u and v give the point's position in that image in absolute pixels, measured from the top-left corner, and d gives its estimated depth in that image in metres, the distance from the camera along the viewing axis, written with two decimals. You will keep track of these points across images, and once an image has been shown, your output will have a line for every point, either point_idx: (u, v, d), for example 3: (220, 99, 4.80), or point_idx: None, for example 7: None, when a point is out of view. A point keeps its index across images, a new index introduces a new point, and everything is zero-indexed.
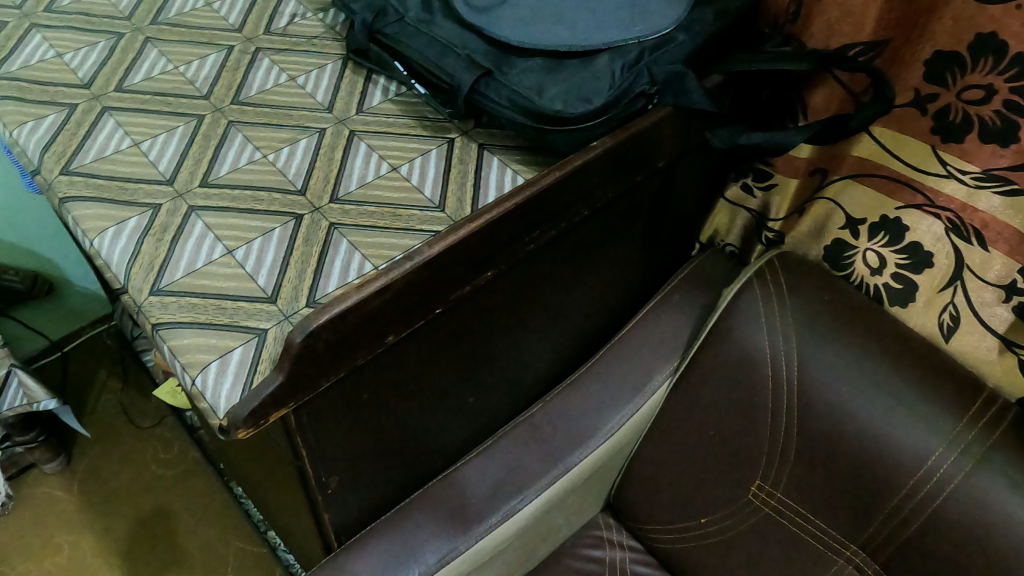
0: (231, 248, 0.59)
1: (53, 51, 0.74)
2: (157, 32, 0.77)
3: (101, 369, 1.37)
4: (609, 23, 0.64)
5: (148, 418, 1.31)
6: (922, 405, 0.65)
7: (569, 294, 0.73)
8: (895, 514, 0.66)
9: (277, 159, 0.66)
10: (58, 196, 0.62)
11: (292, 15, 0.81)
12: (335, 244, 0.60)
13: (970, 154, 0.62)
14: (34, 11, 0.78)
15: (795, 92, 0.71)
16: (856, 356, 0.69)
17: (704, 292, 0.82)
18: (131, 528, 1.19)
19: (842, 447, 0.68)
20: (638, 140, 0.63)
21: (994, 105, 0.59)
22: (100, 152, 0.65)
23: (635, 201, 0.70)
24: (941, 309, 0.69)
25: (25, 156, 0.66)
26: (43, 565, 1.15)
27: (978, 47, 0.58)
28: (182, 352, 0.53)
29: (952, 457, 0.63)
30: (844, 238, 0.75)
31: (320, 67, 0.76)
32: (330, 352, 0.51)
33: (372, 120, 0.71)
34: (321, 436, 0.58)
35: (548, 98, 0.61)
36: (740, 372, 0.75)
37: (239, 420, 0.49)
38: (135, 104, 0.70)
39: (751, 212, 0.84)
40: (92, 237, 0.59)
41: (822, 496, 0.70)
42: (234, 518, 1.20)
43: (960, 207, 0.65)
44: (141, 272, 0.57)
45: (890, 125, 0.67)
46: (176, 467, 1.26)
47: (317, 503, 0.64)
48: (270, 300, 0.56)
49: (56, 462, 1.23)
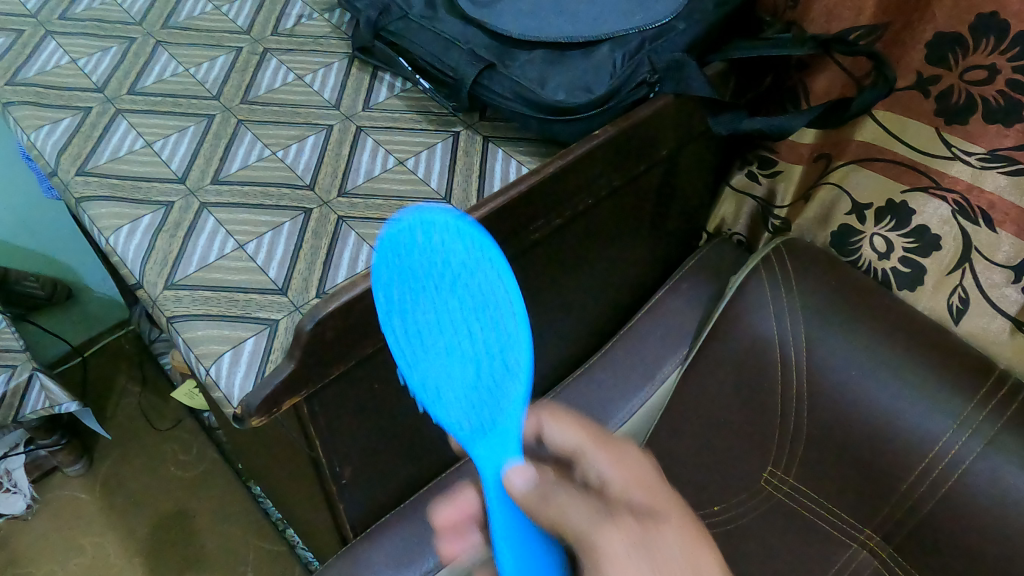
0: (242, 243, 0.60)
1: (68, 56, 0.76)
2: (168, 36, 0.79)
3: (120, 372, 1.39)
4: (609, 13, 0.65)
5: (167, 419, 1.33)
6: (932, 387, 0.65)
7: (575, 286, 0.74)
8: (908, 496, 0.66)
9: (285, 156, 0.68)
10: (73, 197, 0.64)
11: (298, 16, 0.83)
12: (343, 236, 0.61)
13: (974, 135, 0.62)
14: (48, 19, 0.80)
15: (797, 78, 0.71)
16: (864, 339, 0.69)
17: (712, 281, 0.82)
18: (153, 528, 1.21)
19: (854, 430, 0.69)
20: (642, 128, 0.63)
21: (997, 85, 0.58)
22: (114, 152, 0.67)
23: (640, 189, 0.71)
24: (950, 292, 0.70)
25: (42, 159, 0.67)
26: (69, 566, 1.17)
27: (979, 28, 0.58)
28: (196, 344, 0.54)
29: (963, 438, 0.63)
30: (851, 223, 0.76)
31: (326, 66, 0.77)
32: (339, 339, 0.52)
33: (378, 116, 0.72)
34: (334, 426, 0.59)
35: (551, 89, 0.62)
36: (749, 359, 0.75)
37: (252, 408, 0.50)
38: (147, 107, 0.71)
39: (757, 200, 0.84)
40: (107, 235, 0.61)
41: (834, 480, 0.71)
42: (253, 518, 1.22)
43: (966, 188, 0.65)
44: (155, 268, 0.59)
45: (894, 109, 0.67)
46: (194, 468, 1.28)
47: (332, 493, 0.65)
48: (280, 292, 0.57)
49: (78, 465, 1.25)
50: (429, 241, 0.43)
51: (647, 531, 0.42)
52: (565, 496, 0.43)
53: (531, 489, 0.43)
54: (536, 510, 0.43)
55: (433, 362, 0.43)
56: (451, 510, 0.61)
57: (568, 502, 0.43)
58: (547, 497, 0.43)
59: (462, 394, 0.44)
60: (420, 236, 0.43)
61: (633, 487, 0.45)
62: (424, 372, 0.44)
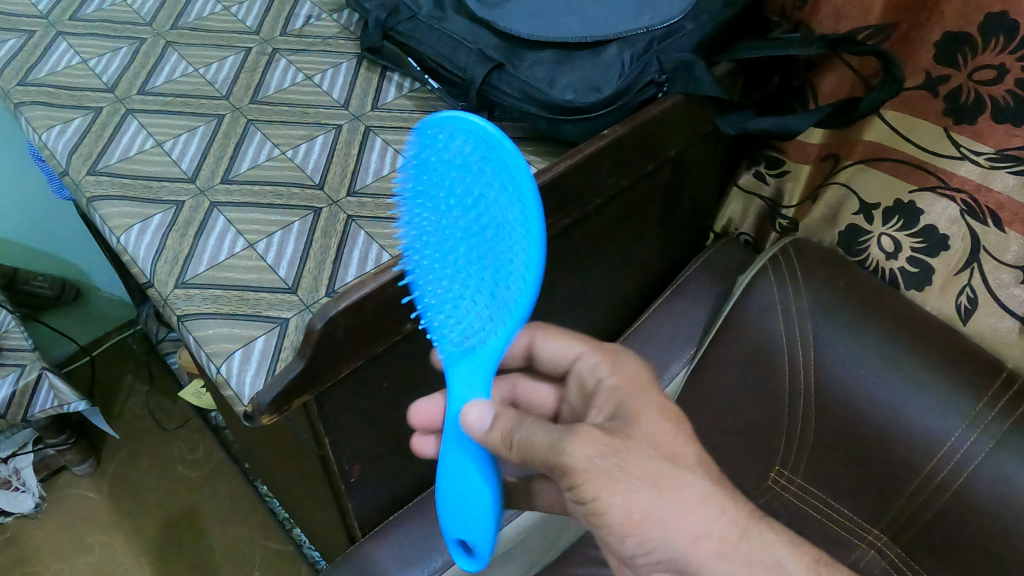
0: (252, 242, 0.61)
1: (79, 57, 0.76)
2: (177, 37, 0.79)
3: (128, 371, 1.40)
4: (617, 13, 0.65)
5: (174, 419, 1.34)
6: (941, 386, 0.65)
7: (583, 285, 0.74)
8: (917, 496, 0.66)
9: (294, 156, 0.68)
10: (85, 196, 0.64)
11: (307, 16, 0.83)
12: (353, 235, 0.62)
13: (983, 135, 0.62)
14: (59, 20, 0.81)
15: (805, 79, 0.71)
16: (872, 339, 0.69)
17: (719, 281, 0.83)
18: (160, 527, 1.21)
19: (862, 430, 0.69)
20: (650, 128, 0.63)
21: (1006, 84, 0.58)
22: (125, 152, 0.67)
23: (648, 189, 0.71)
24: (958, 291, 0.70)
25: (53, 159, 0.68)
26: (77, 564, 1.17)
27: (988, 28, 0.58)
28: (207, 343, 0.54)
29: (972, 438, 0.63)
30: (859, 223, 0.76)
31: (335, 66, 0.77)
32: (350, 337, 0.52)
33: (387, 116, 0.72)
34: (343, 425, 0.59)
35: (559, 88, 0.62)
36: (757, 358, 0.75)
37: (263, 406, 0.50)
38: (157, 107, 0.72)
39: (764, 200, 0.84)
40: (118, 234, 0.61)
41: (842, 479, 0.71)
42: (260, 517, 1.23)
43: (975, 188, 0.65)
44: (166, 267, 0.59)
45: (901, 109, 0.67)
46: (202, 467, 1.28)
47: (341, 492, 0.65)
48: (290, 291, 0.58)
49: (86, 465, 1.25)
50: (448, 149, 0.43)
51: (617, 448, 0.45)
52: (531, 426, 0.45)
53: (487, 429, 0.46)
54: (501, 450, 0.45)
55: (433, 266, 0.46)
56: (429, 408, 0.58)
57: (527, 434, 0.45)
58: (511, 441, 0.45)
59: (446, 305, 0.46)
60: (446, 144, 0.43)
61: (624, 379, 0.53)
62: (421, 273, 0.47)
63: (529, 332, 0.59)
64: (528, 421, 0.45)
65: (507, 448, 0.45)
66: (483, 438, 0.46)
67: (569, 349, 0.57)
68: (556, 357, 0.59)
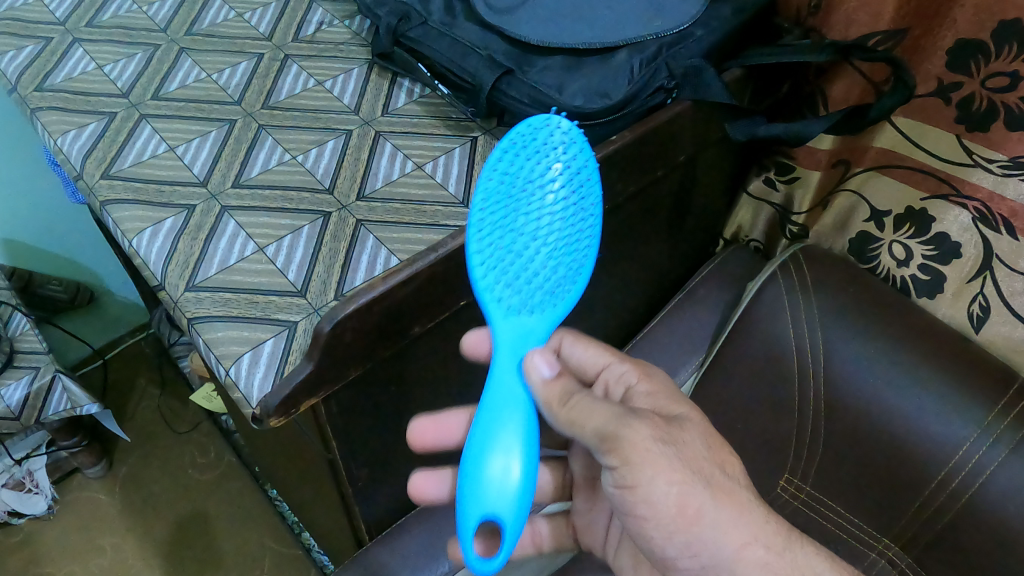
0: (262, 246, 0.61)
1: (94, 63, 0.77)
2: (191, 43, 0.80)
3: (141, 374, 1.41)
4: (626, 20, 0.65)
5: (185, 423, 1.35)
6: (952, 394, 0.64)
7: (593, 291, 0.74)
8: (928, 506, 0.65)
9: (305, 160, 0.68)
10: (98, 200, 0.65)
11: (319, 23, 0.84)
12: (361, 239, 0.62)
13: (997, 142, 0.61)
14: (76, 27, 0.82)
15: (815, 85, 0.71)
16: (882, 348, 0.68)
17: (729, 287, 0.82)
18: (171, 529, 1.22)
19: (873, 438, 0.68)
20: (659, 133, 0.63)
21: (1020, 92, 0.58)
22: (138, 157, 0.68)
23: (658, 194, 0.71)
24: (970, 300, 0.69)
25: (68, 163, 0.68)
26: (88, 566, 1.18)
27: (1001, 35, 0.57)
28: (216, 345, 0.55)
29: (984, 447, 0.62)
30: (870, 230, 0.76)
31: (346, 72, 0.78)
32: (358, 340, 0.52)
33: (397, 121, 0.73)
34: (350, 428, 0.59)
35: (568, 94, 0.62)
36: (767, 366, 0.74)
37: (270, 408, 0.50)
38: (170, 112, 0.72)
39: (774, 207, 0.84)
40: (130, 238, 0.62)
41: (851, 488, 0.70)
42: (269, 520, 1.23)
43: (987, 196, 0.64)
44: (177, 270, 0.59)
45: (913, 116, 0.67)
46: (212, 470, 1.29)
47: (348, 495, 0.66)
48: (299, 294, 0.58)
49: (99, 467, 1.26)
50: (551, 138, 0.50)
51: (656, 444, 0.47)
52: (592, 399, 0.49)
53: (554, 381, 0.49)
54: (555, 407, 0.49)
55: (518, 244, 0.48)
56: (430, 427, 0.60)
57: (586, 404, 0.49)
58: (567, 399, 0.49)
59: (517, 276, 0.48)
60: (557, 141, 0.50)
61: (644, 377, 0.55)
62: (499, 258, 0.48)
63: (558, 337, 0.58)
64: (591, 395, 0.50)
65: (563, 402, 0.49)
66: (540, 387, 0.49)
67: (598, 359, 0.58)
68: (584, 365, 0.58)
